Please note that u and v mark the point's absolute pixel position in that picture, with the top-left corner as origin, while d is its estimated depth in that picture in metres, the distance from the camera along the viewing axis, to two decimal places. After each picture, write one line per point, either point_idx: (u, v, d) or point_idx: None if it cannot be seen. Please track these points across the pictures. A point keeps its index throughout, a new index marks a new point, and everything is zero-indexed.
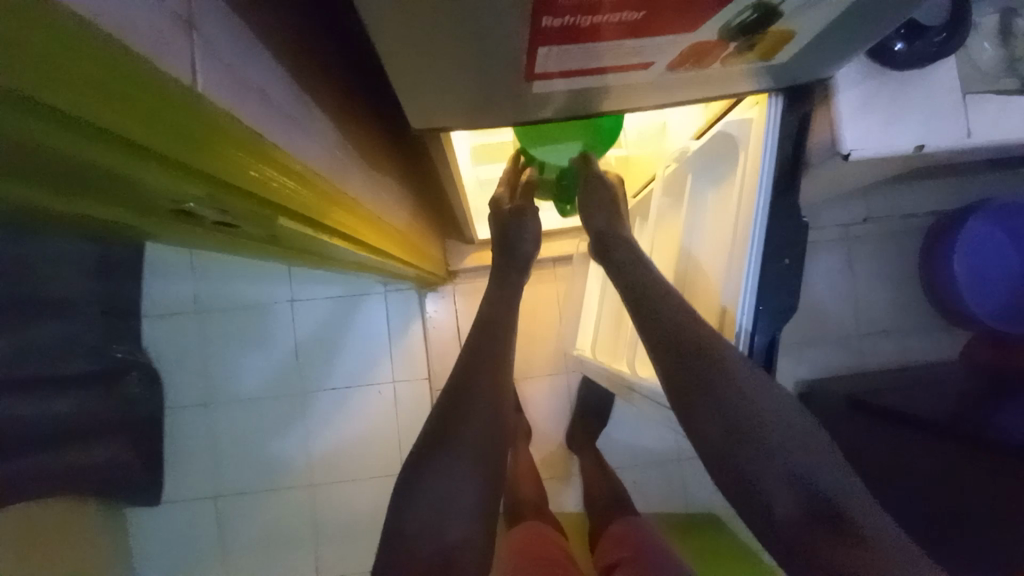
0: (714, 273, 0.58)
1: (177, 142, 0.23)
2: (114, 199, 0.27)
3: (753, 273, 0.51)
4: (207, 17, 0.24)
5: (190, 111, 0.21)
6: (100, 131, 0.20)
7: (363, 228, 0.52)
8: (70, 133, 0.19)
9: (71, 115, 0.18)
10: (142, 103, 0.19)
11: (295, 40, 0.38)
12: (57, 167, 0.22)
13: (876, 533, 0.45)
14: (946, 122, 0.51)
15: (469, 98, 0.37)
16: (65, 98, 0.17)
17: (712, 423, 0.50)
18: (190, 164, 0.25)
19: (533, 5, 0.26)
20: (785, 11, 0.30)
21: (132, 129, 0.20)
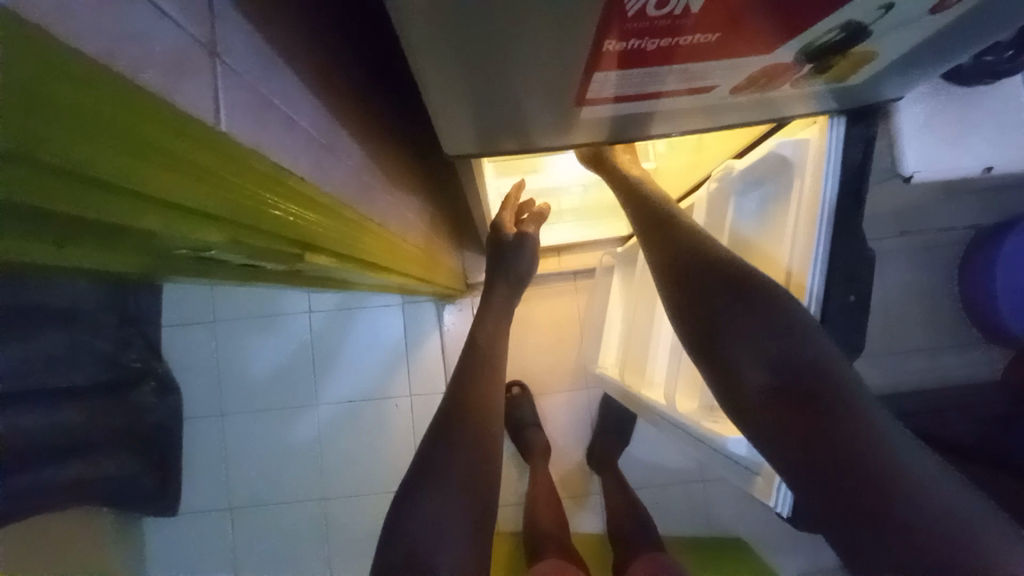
0: (775, 247, 0.54)
1: (197, 185, 0.20)
2: (135, 262, 0.24)
3: (823, 241, 0.47)
4: (238, 44, 0.24)
5: (209, 148, 0.20)
6: (139, 196, 0.18)
7: (389, 253, 0.49)
8: (113, 208, 0.17)
9: (111, 181, 0.16)
10: (160, 142, 0.17)
11: (323, 62, 0.36)
12: (96, 240, 0.19)
13: (855, 417, 0.44)
14: (1018, 142, 0.47)
15: (508, 123, 0.34)
16: (100, 161, 0.15)
17: (767, 382, 0.48)
18: (219, 215, 0.22)
19: (596, 30, 0.24)
20: (875, 31, 0.26)
21: (165, 179, 0.18)
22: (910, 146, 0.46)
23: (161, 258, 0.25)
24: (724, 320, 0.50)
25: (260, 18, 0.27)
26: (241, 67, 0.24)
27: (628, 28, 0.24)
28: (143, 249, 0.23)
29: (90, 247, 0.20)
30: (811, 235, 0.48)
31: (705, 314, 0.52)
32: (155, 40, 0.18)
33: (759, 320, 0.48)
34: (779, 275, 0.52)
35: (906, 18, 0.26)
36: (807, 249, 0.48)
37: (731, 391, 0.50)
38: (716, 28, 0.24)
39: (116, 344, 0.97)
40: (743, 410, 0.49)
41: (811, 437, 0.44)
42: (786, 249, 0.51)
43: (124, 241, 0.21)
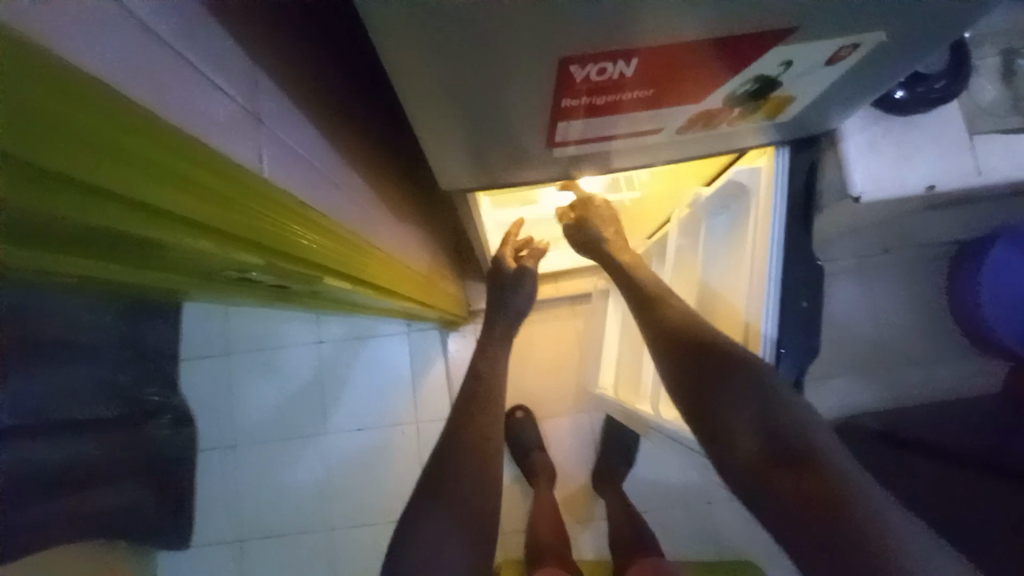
0: (734, 293, 0.62)
1: (234, 216, 0.25)
2: (185, 275, 0.31)
3: (774, 294, 0.55)
4: (271, 111, 0.31)
5: (247, 188, 0.25)
6: (185, 221, 0.23)
7: (397, 279, 0.55)
8: (164, 229, 0.22)
9: (161, 210, 0.21)
10: (208, 183, 0.22)
11: (338, 115, 0.43)
12: (154, 251, 0.25)
13: (833, 470, 0.48)
14: (955, 162, 0.52)
15: (495, 164, 0.41)
16: (157, 194, 0.20)
17: (750, 440, 0.52)
18: (252, 240, 0.28)
19: (553, 90, 0.30)
20: (784, 79, 0.32)
21: (207, 211, 0.23)
22: (857, 167, 0.50)
23: (208, 275, 0.31)
24: (709, 382, 0.55)
25: (283, 86, 0.34)
26: (270, 127, 0.30)
27: (578, 89, 0.30)
28: (192, 265, 0.29)
29: (142, 255, 0.25)
30: (765, 287, 0.56)
31: (690, 375, 0.57)
32: (215, 112, 0.25)
33: (737, 384, 0.53)
34: (741, 324, 0.61)
35: (808, 69, 0.32)
36: (761, 300, 0.56)
37: (717, 441, 0.54)
38: (648, 86, 0.31)
39: (138, 375, 1.02)
40: (728, 462, 0.54)
41: (798, 493, 0.47)
42: (745, 294, 0.59)
43: (174, 258, 0.27)
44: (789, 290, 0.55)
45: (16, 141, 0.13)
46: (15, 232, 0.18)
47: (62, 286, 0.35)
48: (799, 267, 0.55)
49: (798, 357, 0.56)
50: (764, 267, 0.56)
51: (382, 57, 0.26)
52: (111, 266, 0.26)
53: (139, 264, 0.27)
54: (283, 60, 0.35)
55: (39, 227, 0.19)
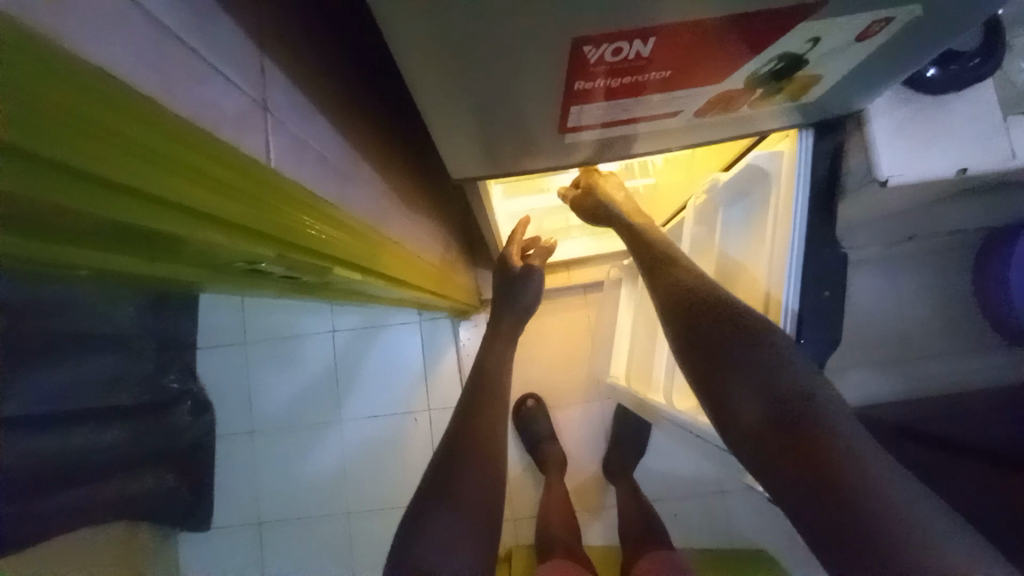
0: (755, 269, 0.60)
1: (245, 209, 0.25)
2: (198, 267, 0.30)
3: (795, 266, 0.53)
4: (282, 102, 0.31)
5: (257, 179, 0.25)
6: (196, 214, 0.22)
7: (408, 270, 0.55)
8: (174, 221, 0.22)
9: (171, 203, 0.20)
10: (218, 175, 0.22)
11: (347, 103, 0.42)
12: (166, 242, 0.25)
13: (841, 444, 0.46)
14: (990, 145, 0.49)
15: (507, 152, 0.40)
16: (167, 187, 0.19)
17: (753, 407, 0.52)
18: (263, 232, 0.27)
19: (568, 73, 0.29)
20: (810, 59, 0.31)
21: (217, 203, 0.23)
22: (884, 151, 0.48)
23: (219, 267, 0.31)
24: (717, 346, 0.55)
25: (291, 75, 0.33)
26: (282, 119, 0.30)
27: (594, 72, 0.29)
28: (203, 256, 0.28)
29: (153, 247, 0.25)
30: (785, 258, 0.54)
31: (697, 339, 0.57)
32: (225, 103, 0.24)
33: (744, 348, 0.53)
34: (762, 295, 0.58)
35: (837, 47, 0.30)
36: (782, 271, 0.54)
37: (719, 406, 0.54)
38: (667, 68, 0.29)
39: (158, 364, 1.04)
40: (730, 428, 0.53)
41: (799, 460, 0.47)
42: (765, 267, 0.57)
43: (187, 250, 0.27)
44: (809, 280, 0.53)
45: (18, 131, 0.13)
46: (21, 223, 0.18)
47: (75, 277, 0.35)
48: (820, 256, 0.53)
49: (817, 348, 0.54)
50: (785, 241, 0.53)
51: (391, 48, 0.25)
52: (121, 257, 0.25)
53: (150, 256, 0.26)
54: (291, 48, 0.34)
55: (47, 218, 0.18)
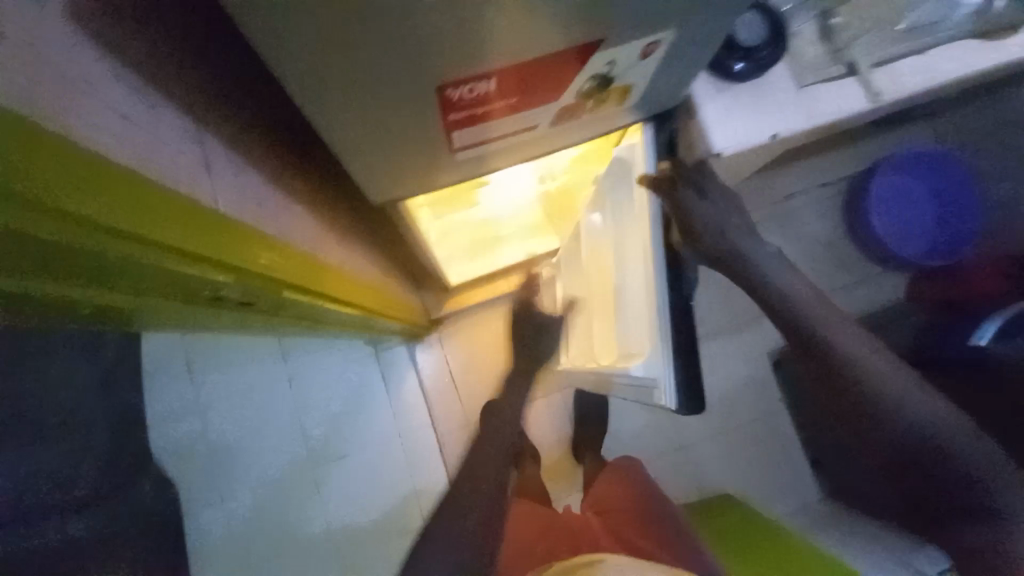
0: (635, 244, 0.72)
1: (205, 241, 0.32)
2: (173, 301, 0.37)
3: (658, 237, 0.66)
4: (220, 160, 0.38)
5: (208, 217, 0.32)
6: (163, 248, 0.29)
7: (353, 291, 0.62)
8: (150, 255, 0.29)
9: (147, 239, 0.27)
10: (179, 216, 0.29)
11: (271, 156, 0.49)
12: (146, 279, 0.31)
13: (1003, 501, 0.60)
14: (792, 112, 0.64)
15: (414, 173, 0.48)
16: (141, 226, 0.26)
17: (919, 479, 0.63)
18: (220, 260, 0.34)
19: (440, 108, 0.39)
20: (616, 73, 0.42)
21: (181, 238, 0.30)
22: (714, 131, 0.62)
23: (190, 297, 0.37)
24: (872, 429, 0.64)
25: (220, 139, 0.40)
26: (220, 172, 0.37)
27: (459, 104, 0.39)
28: (176, 288, 0.35)
29: (137, 284, 0.32)
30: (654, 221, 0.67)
31: (858, 419, 0.66)
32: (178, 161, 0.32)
33: (904, 436, 0.62)
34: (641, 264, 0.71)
35: (630, 64, 0.42)
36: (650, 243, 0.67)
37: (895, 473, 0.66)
38: (514, 95, 0.40)
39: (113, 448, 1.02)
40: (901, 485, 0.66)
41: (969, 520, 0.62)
42: (640, 242, 0.70)
43: (162, 284, 0.33)
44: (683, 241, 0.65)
45: (40, 184, 0.20)
46: (22, 257, 0.23)
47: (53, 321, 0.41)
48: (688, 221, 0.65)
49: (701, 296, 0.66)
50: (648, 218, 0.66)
51: (294, 97, 0.34)
52: (110, 291, 0.31)
53: (133, 290, 0.32)
54: (216, 117, 0.41)
55: (45, 253, 0.24)
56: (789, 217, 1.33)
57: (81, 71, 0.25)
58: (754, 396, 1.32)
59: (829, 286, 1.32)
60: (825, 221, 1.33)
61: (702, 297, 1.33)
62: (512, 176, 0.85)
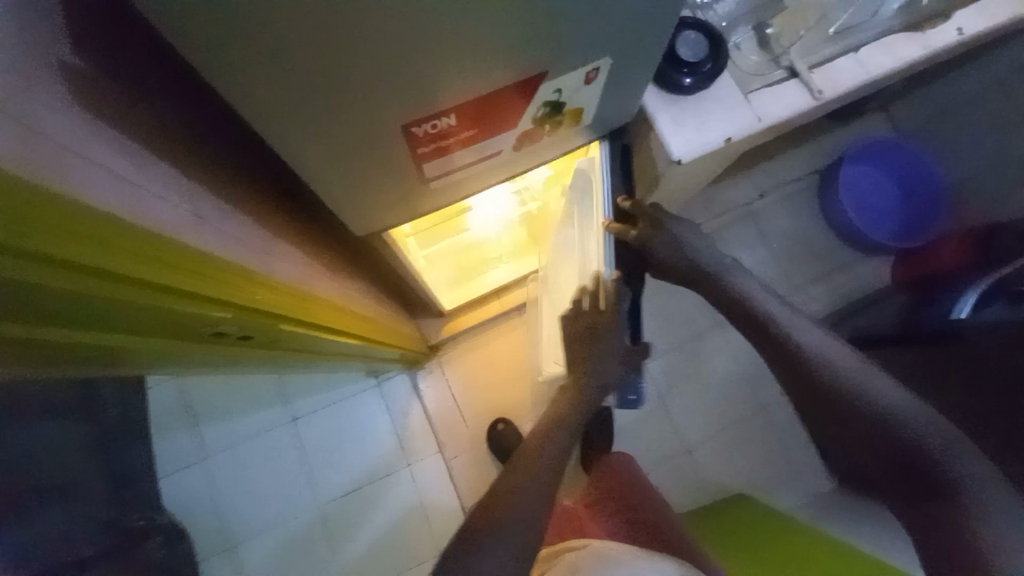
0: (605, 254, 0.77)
1: (194, 277, 0.36)
2: (177, 339, 0.41)
3: None
4: (212, 206, 0.42)
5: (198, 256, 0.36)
6: (156, 286, 0.33)
7: (347, 320, 0.65)
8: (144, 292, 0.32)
9: (141, 277, 0.31)
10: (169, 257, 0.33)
11: (260, 202, 0.54)
12: (148, 317, 0.35)
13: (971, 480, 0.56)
14: (742, 115, 0.69)
15: (394, 205, 0.52)
16: (133, 267, 0.30)
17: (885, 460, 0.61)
18: (211, 295, 0.38)
19: (408, 143, 0.43)
20: (565, 98, 0.47)
21: (171, 276, 0.33)
22: (671, 140, 0.67)
23: (190, 332, 0.41)
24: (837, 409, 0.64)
25: (213, 192, 0.44)
26: (214, 217, 0.41)
27: (424, 139, 0.43)
28: (176, 325, 0.38)
29: (140, 325, 0.35)
30: None
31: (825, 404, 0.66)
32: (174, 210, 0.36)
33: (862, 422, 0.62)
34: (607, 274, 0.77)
35: (577, 89, 0.46)
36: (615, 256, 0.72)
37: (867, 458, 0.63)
38: (471, 127, 0.44)
39: (114, 510, 1.04)
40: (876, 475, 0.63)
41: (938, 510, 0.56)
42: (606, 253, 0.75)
43: (162, 322, 0.37)
44: None
45: (42, 236, 0.23)
46: (30, 303, 0.27)
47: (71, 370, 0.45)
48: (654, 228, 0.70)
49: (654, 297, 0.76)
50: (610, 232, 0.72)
51: (274, 147, 0.38)
52: (118, 334, 0.35)
53: (138, 330, 0.36)
54: (209, 172, 0.45)
55: (49, 298, 0.27)
56: (764, 213, 1.37)
57: (90, 146, 0.29)
58: (751, 391, 1.33)
59: (812, 277, 1.36)
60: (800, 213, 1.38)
61: (680, 300, 1.36)
62: (488, 199, 0.88)
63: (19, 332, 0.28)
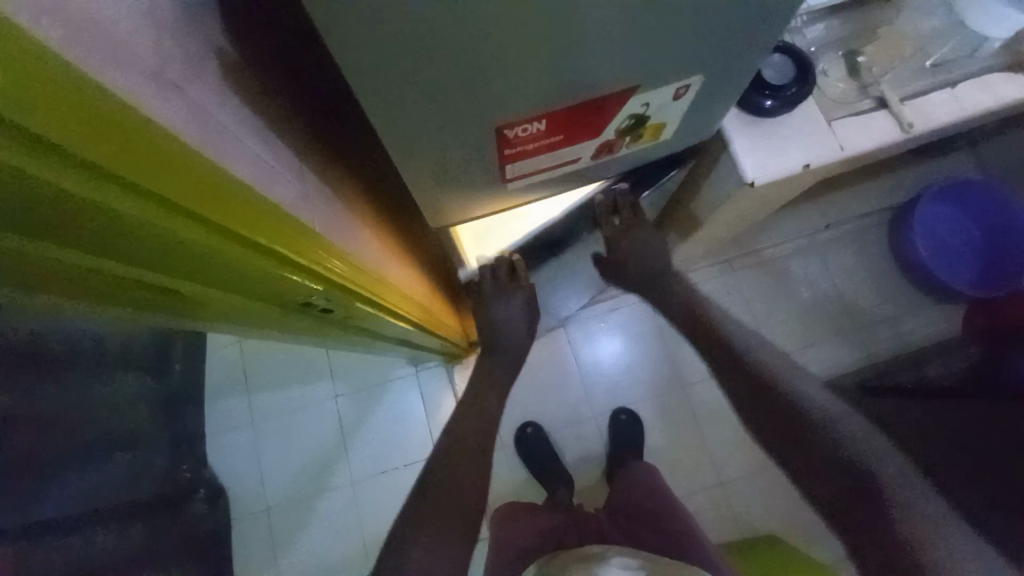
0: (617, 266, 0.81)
1: (287, 246, 0.38)
2: (257, 296, 0.44)
3: None
4: (316, 185, 0.45)
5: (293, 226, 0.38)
6: (254, 248, 0.35)
7: (406, 308, 0.68)
8: (242, 251, 0.35)
9: (241, 237, 0.34)
10: (269, 225, 0.35)
11: (353, 184, 0.57)
12: (238, 273, 0.38)
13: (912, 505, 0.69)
14: (822, 142, 0.67)
15: (470, 200, 0.55)
16: (238, 226, 0.32)
17: None
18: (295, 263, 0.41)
19: (497, 144, 0.45)
20: (651, 112, 0.48)
21: (269, 242, 0.36)
22: (745, 161, 0.66)
23: (269, 292, 0.44)
24: None
25: (321, 175, 0.47)
26: (316, 195, 0.44)
27: (514, 141, 0.45)
28: (259, 284, 0.42)
29: (226, 279, 0.38)
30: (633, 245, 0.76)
31: None
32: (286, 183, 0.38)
33: None
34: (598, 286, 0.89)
35: (665, 104, 0.47)
36: None
37: None
38: (558, 134, 0.46)
39: (168, 463, 1.13)
40: None
41: None
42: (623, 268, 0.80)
43: (248, 280, 0.40)
44: None
45: (168, 185, 0.26)
46: (149, 244, 0.30)
47: (167, 318, 0.50)
48: None
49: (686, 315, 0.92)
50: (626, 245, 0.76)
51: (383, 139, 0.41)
52: (207, 285, 0.38)
53: (225, 284, 0.39)
54: (321, 153, 0.49)
55: (161, 241, 0.30)
56: (828, 246, 1.31)
57: (230, 123, 0.32)
58: None
59: (871, 318, 1.29)
60: (868, 250, 1.31)
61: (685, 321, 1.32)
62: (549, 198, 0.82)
63: (135, 267, 0.32)
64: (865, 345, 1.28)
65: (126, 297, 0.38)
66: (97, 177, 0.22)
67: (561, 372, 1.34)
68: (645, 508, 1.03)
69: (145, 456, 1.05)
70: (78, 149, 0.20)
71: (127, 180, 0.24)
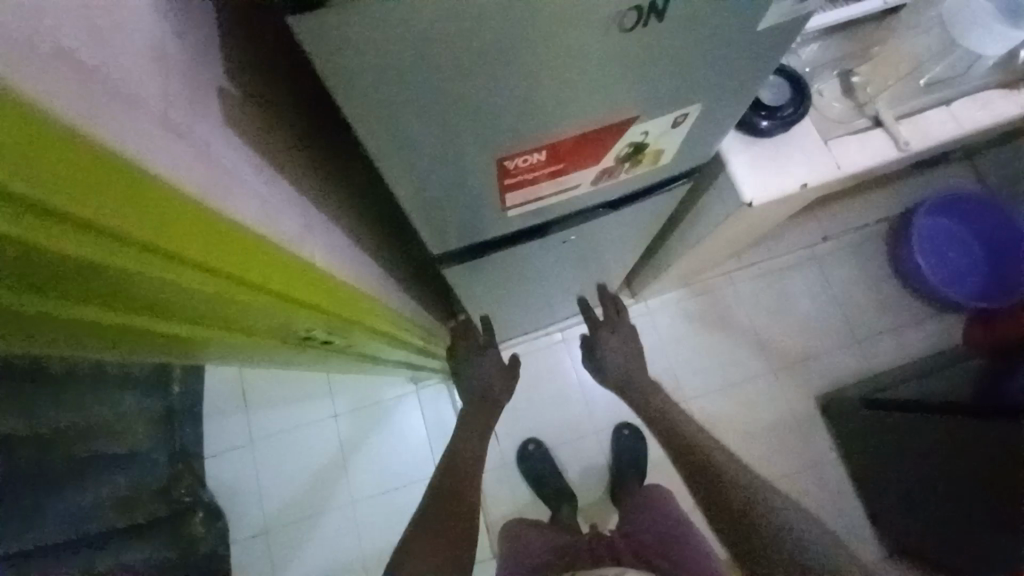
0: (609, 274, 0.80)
1: (285, 280, 0.38)
2: (253, 329, 0.44)
3: None
4: (315, 215, 0.45)
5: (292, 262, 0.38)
6: (251, 285, 0.35)
7: (405, 331, 0.67)
8: (240, 289, 0.35)
9: (239, 277, 0.33)
10: (268, 261, 0.35)
11: (356, 211, 0.57)
12: (236, 307, 0.38)
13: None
14: (820, 161, 0.67)
15: (471, 226, 0.55)
16: (236, 266, 0.32)
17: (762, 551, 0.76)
18: (293, 296, 0.41)
19: (497, 174, 0.45)
20: (650, 139, 0.48)
21: (266, 277, 0.36)
22: (744, 180, 0.66)
23: (267, 325, 0.44)
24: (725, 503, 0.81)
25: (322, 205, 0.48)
26: (315, 227, 0.44)
27: (515, 170, 0.45)
28: (257, 317, 0.41)
29: (224, 314, 0.38)
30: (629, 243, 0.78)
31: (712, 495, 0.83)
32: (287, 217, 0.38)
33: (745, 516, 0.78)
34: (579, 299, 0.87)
35: (665, 131, 0.47)
36: None
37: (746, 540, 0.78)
38: (559, 163, 0.46)
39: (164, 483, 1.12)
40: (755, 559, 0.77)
41: None
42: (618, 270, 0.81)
43: (245, 313, 0.40)
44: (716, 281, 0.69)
45: (167, 234, 0.25)
46: (146, 290, 0.30)
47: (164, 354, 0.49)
48: None
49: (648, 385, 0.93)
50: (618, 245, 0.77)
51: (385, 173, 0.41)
52: (205, 322, 0.38)
53: (222, 320, 0.39)
54: (324, 183, 0.49)
55: (158, 286, 0.30)
56: (827, 258, 1.32)
57: (233, 163, 0.32)
58: (804, 445, 1.25)
59: (873, 330, 1.29)
60: (867, 262, 1.31)
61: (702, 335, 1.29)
62: None
63: (132, 315, 0.32)
64: (867, 357, 1.28)
65: (122, 342, 0.37)
66: (100, 236, 0.22)
67: (558, 389, 1.33)
68: (650, 523, 1.02)
69: (143, 476, 1.04)
70: (80, 211, 0.20)
71: (128, 234, 0.23)
